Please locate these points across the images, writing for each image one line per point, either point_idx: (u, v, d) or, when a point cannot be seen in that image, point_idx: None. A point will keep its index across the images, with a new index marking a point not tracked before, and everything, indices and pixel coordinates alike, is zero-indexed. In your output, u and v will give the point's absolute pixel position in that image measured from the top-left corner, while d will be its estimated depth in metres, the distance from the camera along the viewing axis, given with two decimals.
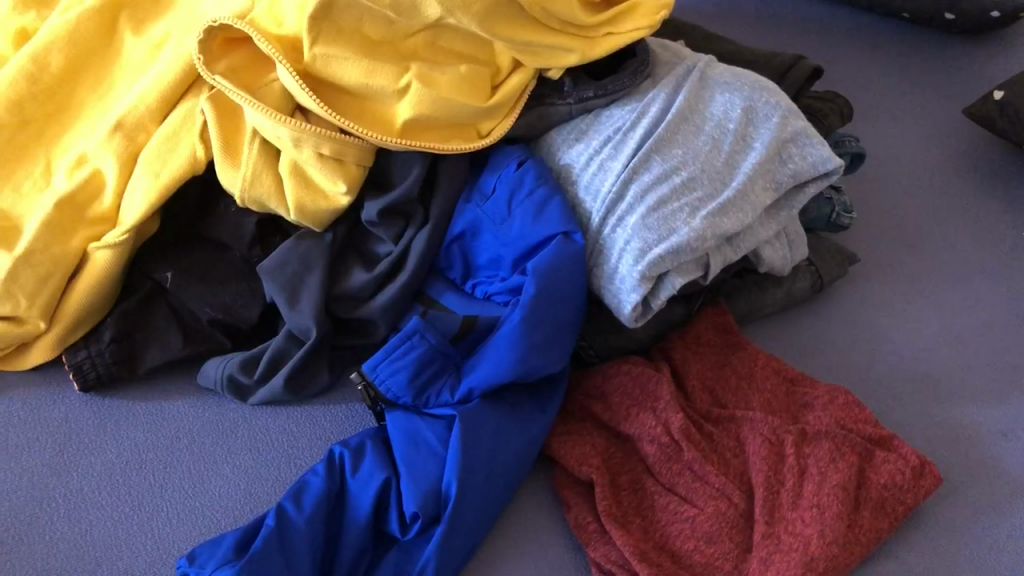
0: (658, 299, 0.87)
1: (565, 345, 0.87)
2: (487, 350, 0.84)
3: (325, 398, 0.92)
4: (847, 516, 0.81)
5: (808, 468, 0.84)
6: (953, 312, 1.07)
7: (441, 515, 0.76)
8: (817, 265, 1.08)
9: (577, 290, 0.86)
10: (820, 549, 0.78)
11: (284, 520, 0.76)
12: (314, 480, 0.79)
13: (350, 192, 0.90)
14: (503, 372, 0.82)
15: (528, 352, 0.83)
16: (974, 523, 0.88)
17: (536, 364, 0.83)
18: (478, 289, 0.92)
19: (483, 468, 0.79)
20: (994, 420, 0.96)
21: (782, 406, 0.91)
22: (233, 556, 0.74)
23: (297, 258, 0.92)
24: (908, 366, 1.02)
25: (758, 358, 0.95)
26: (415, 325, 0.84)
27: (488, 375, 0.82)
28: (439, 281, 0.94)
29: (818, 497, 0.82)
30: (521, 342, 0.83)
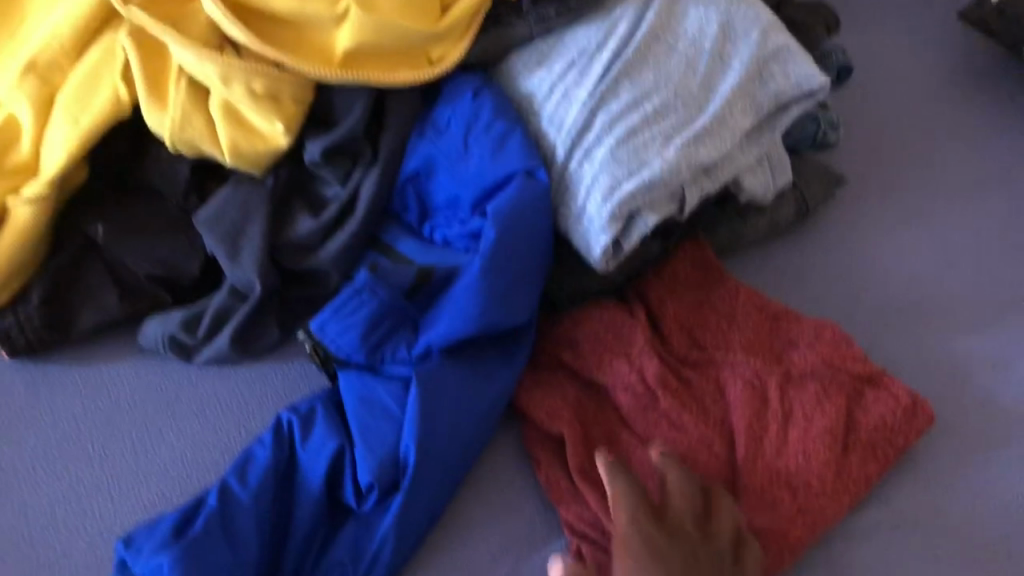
0: (632, 239, 0.80)
1: (530, 294, 0.80)
2: (446, 303, 0.77)
3: (275, 355, 0.86)
4: (835, 462, 0.78)
5: (793, 413, 0.80)
6: (947, 235, 1.00)
7: (400, 484, 0.71)
8: (801, 189, 1.01)
9: (540, 233, 0.79)
10: (809, 500, 0.76)
11: (227, 497, 0.71)
12: (260, 452, 0.73)
13: (291, 132, 0.82)
14: (464, 327, 0.76)
15: (491, 305, 0.77)
16: (969, 463, 0.83)
17: (500, 317, 0.77)
18: (437, 234, 0.85)
19: (442, 432, 0.73)
20: (990, 352, 0.91)
21: (765, 345, 0.85)
22: (172, 540, 0.69)
23: (235, 206, 0.85)
24: (898, 295, 0.96)
25: (740, 294, 0.89)
26: (364, 281, 0.76)
27: (448, 331, 0.76)
28: (394, 225, 0.86)
29: (803, 445, 0.78)
30: (482, 294, 0.76)
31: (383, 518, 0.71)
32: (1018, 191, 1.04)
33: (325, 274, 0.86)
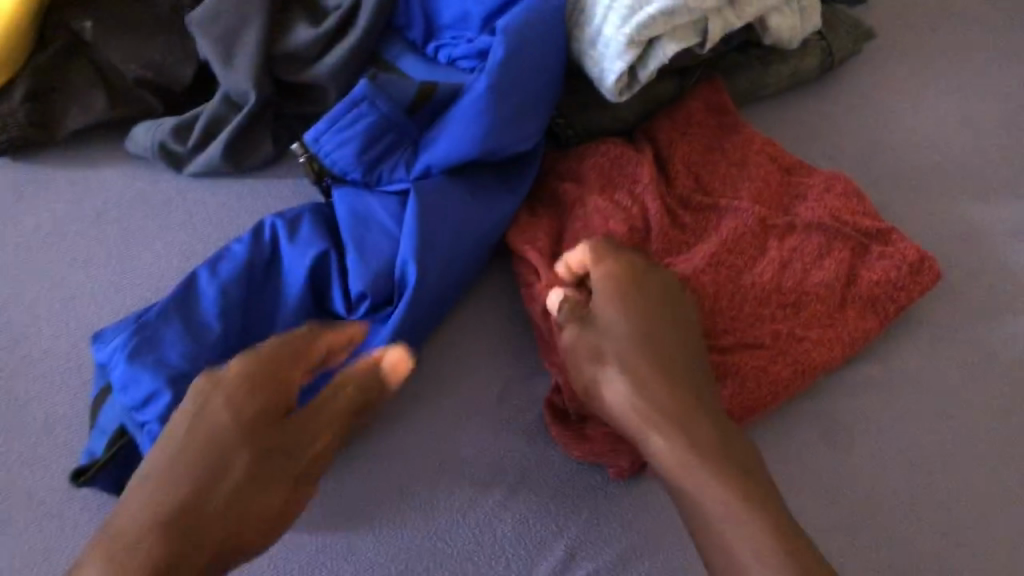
0: (647, 69, 0.75)
1: (538, 119, 0.76)
2: (448, 122, 0.73)
3: (268, 171, 0.83)
4: (826, 316, 0.75)
5: (791, 262, 0.77)
6: (976, 103, 0.96)
7: (394, 299, 0.69)
8: (827, 40, 0.97)
9: (551, 54, 0.75)
10: (795, 350, 0.73)
11: (197, 293, 0.68)
12: (238, 249, 0.70)
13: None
14: (467, 148, 0.72)
15: (497, 126, 0.72)
16: (980, 324, 0.80)
17: (505, 140, 0.73)
18: (442, 53, 0.80)
19: (440, 251, 0.70)
20: (1009, 222, 0.87)
21: (773, 194, 0.82)
22: (135, 330, 0.65)
23: (230, 8, 0.80)
24: (915, 156, 0.92)
25: (753, 143, 0.85)
26: (364, 91, 0.71)
27: (450, 151, 0.72)
28: (398, 42, 0.82)
29: (796, 296, 0.76)
30: (489, 113, 0.72)
31: (374, 336, 0.68)
32: None
33: (322, 91, 0.82)
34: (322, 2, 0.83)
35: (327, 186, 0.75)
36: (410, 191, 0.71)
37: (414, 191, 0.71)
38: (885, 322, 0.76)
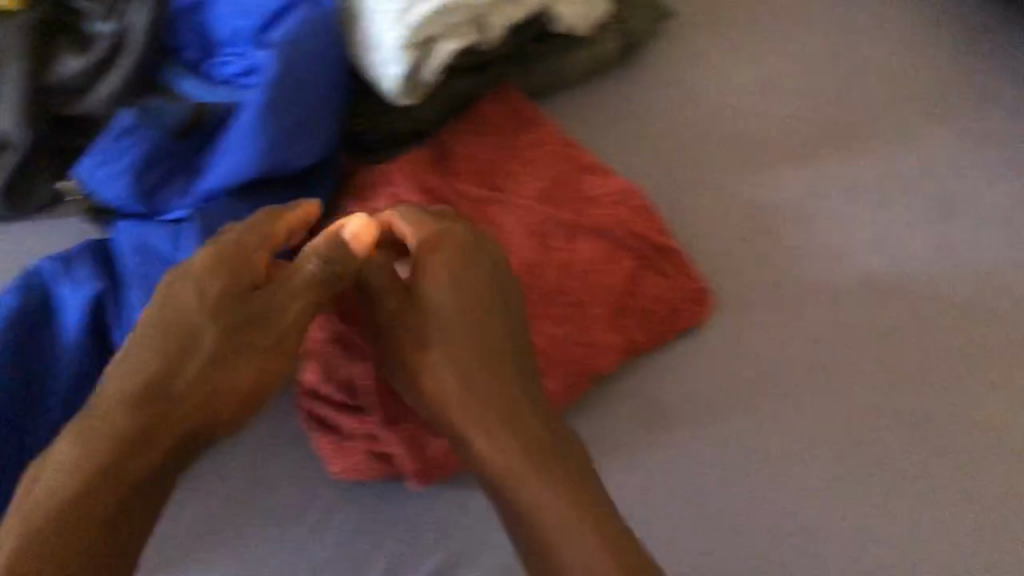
0: (430, 71, 0.74)
1: (325, 127, 0.74)
2: (225, 140, 0.71)
3: (47, 213, 0.77)
4: (603, 327, 0.76)
5: (572, 264, 0.77)
6: (767, 82, 1.00)
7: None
8: (626, 23, 0.97)
9: (330, 59, 0.74)
10: (566, 359, 0.74)
11: None
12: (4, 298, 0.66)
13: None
14: (248, 167, 0.70)
15: (278, 140, 0.70)
16: (772, 296, 0.84)
17: (290, 155, 0.71)
18: (218, 73, 0.77)
19: None
20: (802, 196, 0.92)
21: (560, 195, 0.82)
22: None
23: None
24: (716, 137, 0.95)
25: (546, 143, 0.85)
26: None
27: (229, 170, 0.70)
28: (175, 63, 0.79)
29: (574, 300, 0.76)
30: (269, 129, 0.70)
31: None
32: (825, 36, 1.05)
33: (99, 118, 0.78)
34: (85, 31, 0.79)
35: (106, 221, 0.72)
36: (192, 212, 0.69)
37: (193, 214, 0.69)
38: (660, 339, 0.79)
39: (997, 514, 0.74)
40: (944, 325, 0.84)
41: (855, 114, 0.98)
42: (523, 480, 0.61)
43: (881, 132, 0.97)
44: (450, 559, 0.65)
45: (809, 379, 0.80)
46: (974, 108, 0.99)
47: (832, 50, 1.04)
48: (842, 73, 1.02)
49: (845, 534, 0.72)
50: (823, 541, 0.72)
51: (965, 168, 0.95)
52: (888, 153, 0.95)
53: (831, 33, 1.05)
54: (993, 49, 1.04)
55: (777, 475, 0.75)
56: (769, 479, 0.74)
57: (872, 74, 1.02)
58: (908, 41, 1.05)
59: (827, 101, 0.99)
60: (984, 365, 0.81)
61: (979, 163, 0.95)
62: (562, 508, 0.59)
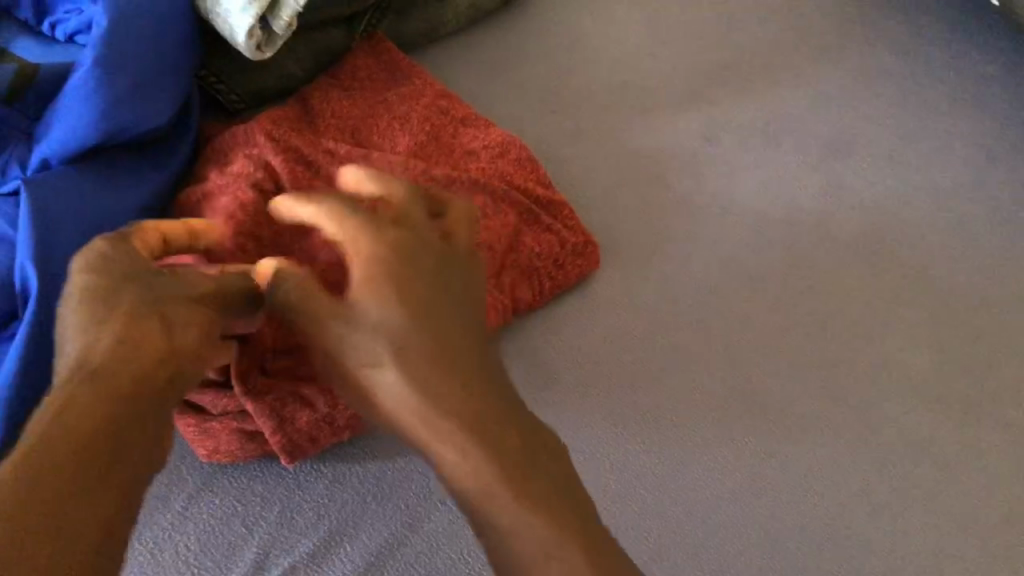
0: (282, 19, 0.69)
1: (171, 86, 0.68)
2: (58, 105, 0.65)
3: None
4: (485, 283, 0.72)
5: None
6: (654, 27, 0.97)
7: (22, 309, 0.61)
8: None
9: (172, 14, 0.69)
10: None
11: None
12: None
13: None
14: (84, 133, 0.64)
15: (116, 102, 0.65)
16: (666, 241, 0.82)
17: (130, 118, 0.66)
18: (54, 31, 0.71)
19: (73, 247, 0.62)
20: (696, 136, 0.90)
21: (437, 151, 0.79)
22: None
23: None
24: (603, 80, 0.92)
25: (422, 97, 0.81)
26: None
27: (65, 139, 0.64)
28: (7, 23, 0.73)
29: None
30: (104, 90, 0.64)
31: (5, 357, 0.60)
32: None
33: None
34: None
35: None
36: (23, 183, 0.63)
37: (24, 184, 0.63)
38: (545, 295, 0.76)
39: (895, 453, 0.73)
40: (836, 266, 0.82)
41: (745, 56, 0.96)
42: (493, 501, 0.45)
43: (770, 74, 0.95)
44: (330, 535, 0.62)
45: (703, 328, 0.78)
46: (863, 41, 0.99)
47: None
48: (729, 15, 0.99)
49: (743, 482, 0.71)
50: (722, 490, 0.70)
51: (855, 106, 0.93)
52: (778, 95, 0.94)
53: None
54: None
55: (672, 427, 0.73)
56: (665, 431, 0.72)
57: (760, 15, 1.00)
58: None
59: (716, 38, 0.97)
60: (882, 302, 0.81)
61: (869, 100, 0.94)
62: (556, 520, 0.45)
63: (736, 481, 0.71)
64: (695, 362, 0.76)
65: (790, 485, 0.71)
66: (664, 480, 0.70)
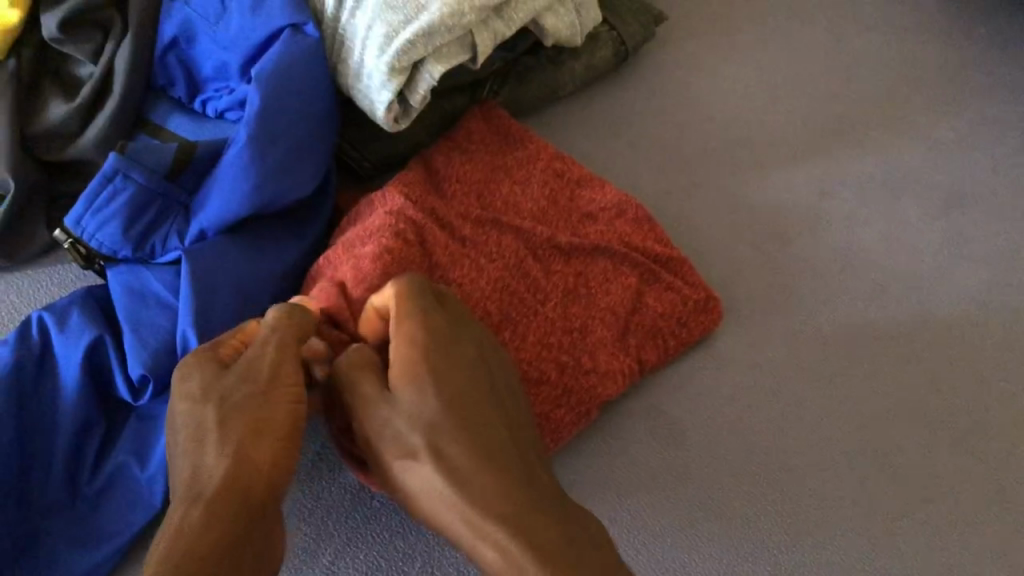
0: (418, 93, 0.73)
1: (315, 159, 0.72)
2: (214, 180, 0.69)
3: (46, 259, 0.78)
4: (612, 346, 0.75)
5: (576, 286, 0.77)
6: (769, 81, 0.98)
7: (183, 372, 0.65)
8: (618, 28, 0.95)
9: (318, 92, 0.72)
10: (580, 380, 0.73)
11: None
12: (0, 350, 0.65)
13: (19, 7, 0.76)
14: (239, 206, 0.68)
15: (266, 177, 0.69)
16: (787, 296, 0.83)
17: (278, 192, 0.70)
18: (206, 108, 0.76)
19: (227, 313, 0.67)
20: (812, 190, 0.90)
21: (558, 215, 0.81)
22: None
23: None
24: (718, 135, 0.93)
25: (537, 161, 0.84)
26: (115, 164, 0.67)
27: (221, 212, 0.68)
28: (162, 102, 0.78)
29: (582, 321, 0.75)
30: (256, 166, 0.69)
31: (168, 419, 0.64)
32: (826, 24, 1.03)
33: (90, 162, 0.77)
34: (73, 74, 0.78)
35: (101, 267, 0.70)
36: (183, 253, 0.67)
37: (184, 255, 0.67)
38: (667, 355, 0.77)
39: None
40: (963, 319, 0.81)
41: (862, 107, 0.96)
42: None
43: (888, 124, 0.95)
44: None
45: (827, 383, 0.78)
46: (984, 89, 0.98)
47: (834, 37, 1.02)
48: (845, 67, 1.00)
49: (873, 542, 0.70)
50: (850, 548, 0.70)
51: (979, 156, 0.92)
52: (898, 146, 0.93)
53: (831, 21, 1.04)
54: (1000, 32, 1.02)
55: (799, 483, 0.73)
56: (792, 489, 0.72)
57: (877, 65, 1.00)
58: (912, 29, 1.03)
59: (831, 88, 0.98)
60: (1012, 357, 0.79)
61: (993, 150, 0.93)
62: None
63: (864, 540, 0.70)
64: (820, 417, 0.76)
65: (921, 546, 0.70)
66: (790, 541, 0.70)
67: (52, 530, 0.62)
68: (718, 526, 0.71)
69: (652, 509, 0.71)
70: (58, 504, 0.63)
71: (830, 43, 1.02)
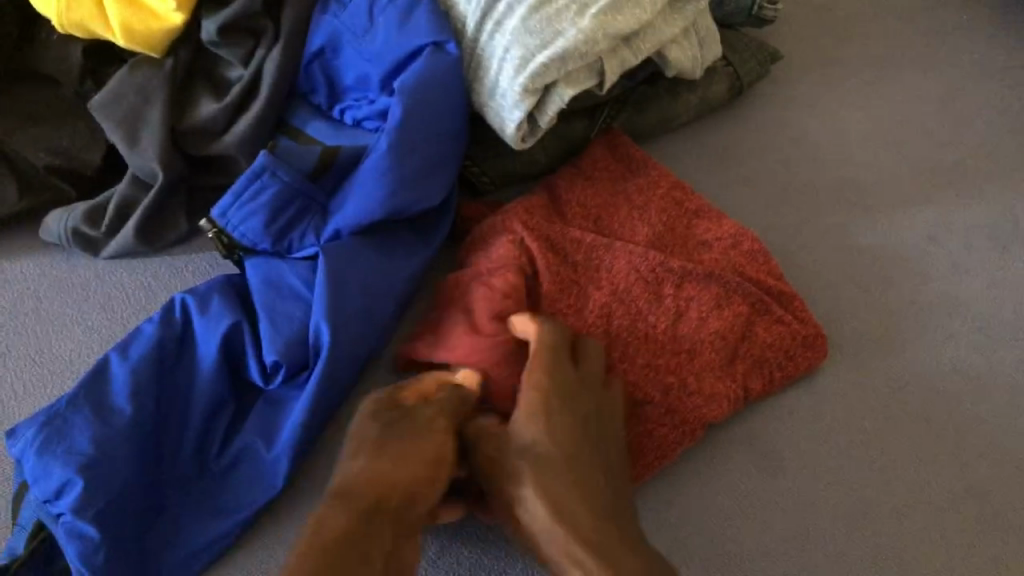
0: (547, 114, 0.77)
1: (445, 170, 0.76)
2: (353, 183, 0.73)
3: (184, 246, 0.83)
4: (718, 373, 0.76)
5: (686, 309, 0.78)
6: (880, 124, 0.99)
7: (312, 362, 0.69)
8: (734, 63, 0.98)
9: (454, 108, 0.76)
10: (685, 403, 0.75)
11: (110, 374, 0.68)
12: (147, 326, 0.70)
13: (183, 7, 0.79)
14: (374, 209, 0.72)
15: (400, 184, 0.73)
16: (889, 338, 0.83)
17: (411, 199, 0.73)
18: (345, 115, 0.81)
19: (357, 309, 0.70)
20: (918, 236, 0.90)
21: (673, 241, 0.84)
22: (49, 443, 0.64)
23: (133, 89, 0.81)
24: (826, 175, 0.94)
25: (657, 188, 0.86)
26: (264, 162, 0.72)
27: (358, 214, 0.72)
28: (303, 107, 0.83)
29: (691, 343, 0.77)
30: (392, 173, 0.73)
31: (296, 404, 0.68)
32: (941, 72, 1.04)
33: (233, 158, 0.82)
34: (224, 75, 0.83)
35: (239, 258, 0.74)
36: (320, 250, 0.71)
37: (321, 252, 0.71)
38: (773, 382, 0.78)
39: None
40: None
41: (974, 157, 0.97)
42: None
43: (999, 176, 0.95)
44: None
45: (925, 426, 0.78)
46: None
47: (949, 86, 1.02)
48: (958, 116, 1.00)
49: None
50: None
51: None
52: (1009, 199, 0.93)
53: (947, 69, 1.04)
54: None
55: (890, 524, 0.74)
56: (884, 529, 0.73)
57: (992, 115, 1.00)
58: None
59: (943, 136, 0.98)
60: None
61: None
62: None
63: None
64: (916, 459, 0.77)
65: None
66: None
67: (182, 499, 0.67)
68: (805, 561, 0.72)
69: (742, 535, 0.73)
70: (188, 476, 0.67)
71: (945, 92, 1.02)
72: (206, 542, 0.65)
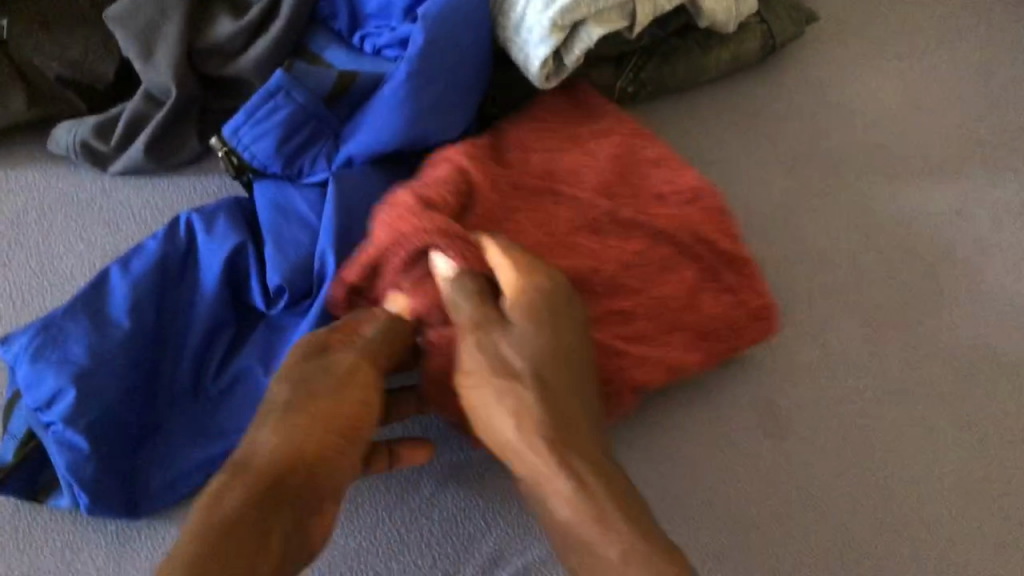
0: (573, 54, 0.74)
1: (464, 104, 0.74)
2: (369, 109, 0.71)
3: (194, 167, 0.81)
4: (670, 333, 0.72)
5: (629, 269, 0.72)
6: (908, 95, 0.96)
7: (317, 288, 0.67)
8: (768, 20, 0.95)
9: (477, 41, 0.74)
10: (636, 359, 0.70)
11: (108, 289, 0.66)
12: (150, 242, 0.68)
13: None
14: (389, 138, 0.70)
15: (418, 114, 0.71)
16: (898, 312, 0.81)
17: (428, 130, 0.72)
18: (365, 43, 0.78)
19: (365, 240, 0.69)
20: (936, 210, 0.88)
21: (618, 182, 0.76)
22: (45, 349, 0.63)
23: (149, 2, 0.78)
24: (849, 143, 0.92)
25: (612, 135, 0.80)
26: (280, 81, 0.70)
27: (372, 141, 0.70)
28: (322, 32, 0.80)
29: (638, 306, 0.72)
30: (411, 102, 0.71)
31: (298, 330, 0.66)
32: (977, 45, 1.00)
33: (249, 81, 0.80)
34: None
35: (248, 180, 0.72)
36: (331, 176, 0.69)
37: (332, 178, 0.69)
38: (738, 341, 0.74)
39: None
40: None
41: (1001, 134, 0.94)
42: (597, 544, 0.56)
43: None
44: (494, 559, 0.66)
45: (926, 403, 0.76)
46: None
47: (983, 59, 0.99)
48: (989, 91, 0.97)
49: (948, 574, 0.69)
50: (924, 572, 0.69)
51: None
52: None
53: (983, 42, 1.00)
54: None
55: (882, 499, 0.72)
56: (874, 503, 0.72)
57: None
58: None
59: (972, 110, 0.95)
60: None
61: None
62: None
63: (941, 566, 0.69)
64: (913, 436, 0.75)
65: None
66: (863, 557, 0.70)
67: (175, 419, 0.65)
68: (791, 531, 0.70)
69: (730, 501, 0.71)
70: (184, 397, 0.66)
71: (978, 65, 0.99)
72: (196, 464, 0.64)
